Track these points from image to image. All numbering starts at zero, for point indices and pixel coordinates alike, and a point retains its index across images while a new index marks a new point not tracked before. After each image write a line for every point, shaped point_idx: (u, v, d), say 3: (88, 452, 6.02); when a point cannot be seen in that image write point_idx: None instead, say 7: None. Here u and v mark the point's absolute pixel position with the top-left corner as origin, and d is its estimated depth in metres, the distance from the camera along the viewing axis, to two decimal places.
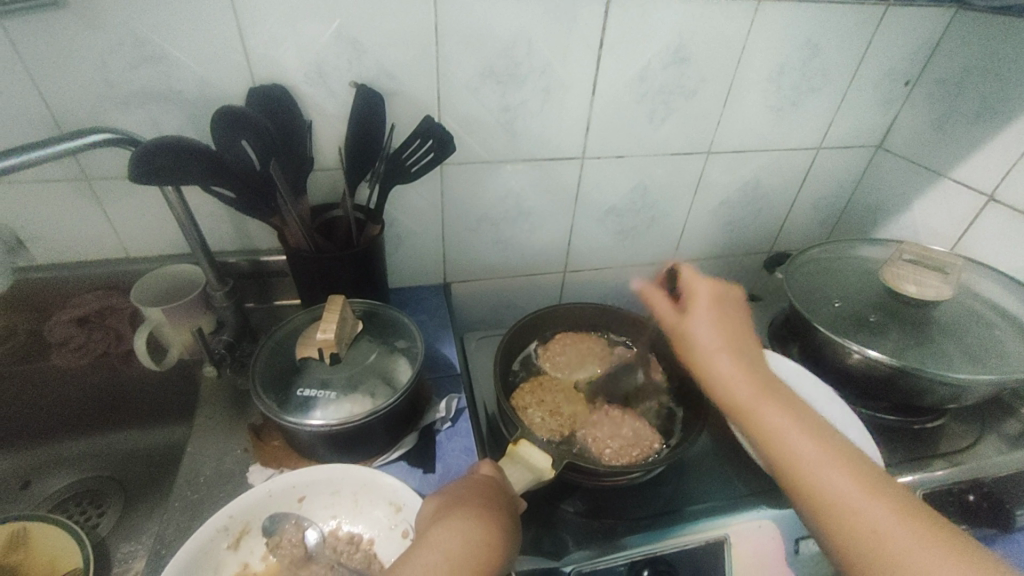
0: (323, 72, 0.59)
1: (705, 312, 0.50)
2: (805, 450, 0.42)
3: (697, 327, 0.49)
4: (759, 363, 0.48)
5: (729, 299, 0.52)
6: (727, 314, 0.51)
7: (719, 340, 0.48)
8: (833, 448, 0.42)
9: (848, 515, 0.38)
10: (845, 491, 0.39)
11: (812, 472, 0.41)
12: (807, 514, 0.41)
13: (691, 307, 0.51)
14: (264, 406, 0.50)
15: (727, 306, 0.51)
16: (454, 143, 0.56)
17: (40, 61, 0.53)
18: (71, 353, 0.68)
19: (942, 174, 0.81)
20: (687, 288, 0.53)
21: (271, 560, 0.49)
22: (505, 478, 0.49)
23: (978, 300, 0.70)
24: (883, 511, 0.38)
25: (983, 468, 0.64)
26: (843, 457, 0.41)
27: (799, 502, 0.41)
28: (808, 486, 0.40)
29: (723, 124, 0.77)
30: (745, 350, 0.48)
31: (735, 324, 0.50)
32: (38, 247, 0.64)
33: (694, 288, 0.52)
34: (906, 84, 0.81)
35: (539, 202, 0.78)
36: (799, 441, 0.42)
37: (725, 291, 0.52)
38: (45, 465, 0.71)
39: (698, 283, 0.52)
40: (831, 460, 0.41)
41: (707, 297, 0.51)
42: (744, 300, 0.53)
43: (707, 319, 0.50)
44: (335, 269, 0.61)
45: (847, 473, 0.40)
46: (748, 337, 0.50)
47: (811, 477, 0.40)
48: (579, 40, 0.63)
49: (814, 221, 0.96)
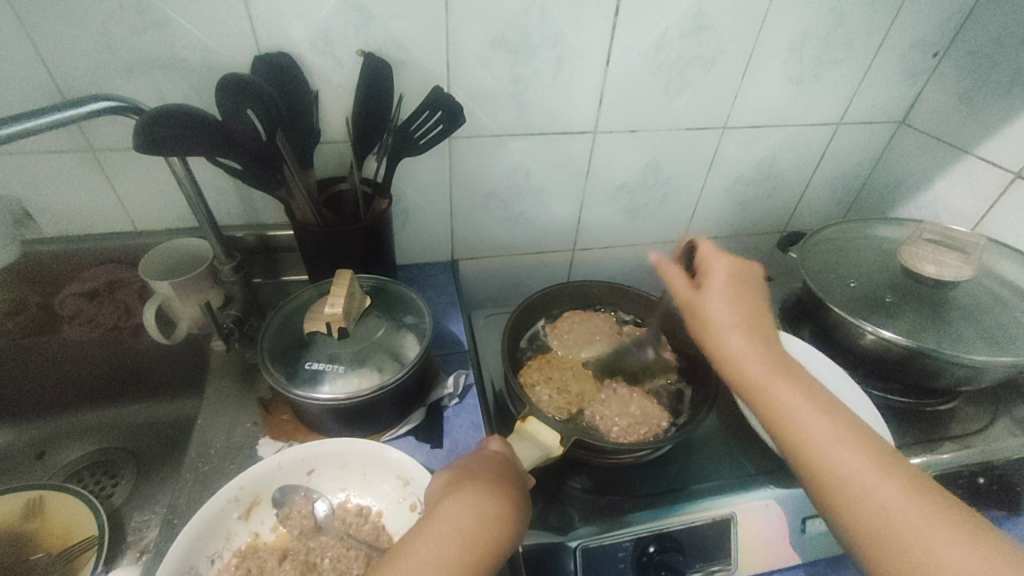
0: (329, 40, 0.58)
1: (722, 287, 0.49)
2: (815, 428, 0.41)
3: (712, 304, 0.48)
4: (772, 341, 0.47)
5: (746, 277, 0.51)
6: (743, 292, 0.50)
7: (734, 316, 0.47)
8: (843, 427, 0.41)
9: (858, 494, 0.38)
10: (856, 469, 0.39)
11: (822, 451, 0.40)
12: (815, 493, 0.40)
13: (707, 283, 0.50)
14: (273, 379, 0.50)
15: (744, 284, 0.50)
16: (464, 116, 0.55)
17: (42, 27, 0.51)
18: (81, 327, 0.69)
19: (967, 150, 0.78)
20: (704, 265, 0.52)
21: (281, 530, 0.50)
22: (515, 454, 0.49)
23: (999, 281, 0.68)
24: (894, 490, 0.37)
25: (995, 451, 0.63)
26: (855, 437, 0.41)
27: (808, 480, 0.41)
28: (818, 463, 0.40)
29: (741, 97, 0.74)
30: (759, 328, 0.47)
31: (751, 302, 0.49)
32: (46, 219, 0.63)
33: (711, 265, 0.51)
34: (934, 56, 0.78)
35: (550, 177, 0.76)
36: (810, 419, 0.42)
37: (743, 269, 0.51)
38: (59, 436, 0.72)
39: (715, 260, 0.51)
40: (842, 439, 0.40)
41: (724, 274, 0.50)
42: (760, 278, 0.52)
43: (724, 295, 0.49)
44: (342, 244, 0.61)
45: (859, 453, 0.40)
46: (763, 315, 0.49)
47: (821, 455, 0.40)
48: (593, 6, 0.61)
49: (830, 200, 0.93)
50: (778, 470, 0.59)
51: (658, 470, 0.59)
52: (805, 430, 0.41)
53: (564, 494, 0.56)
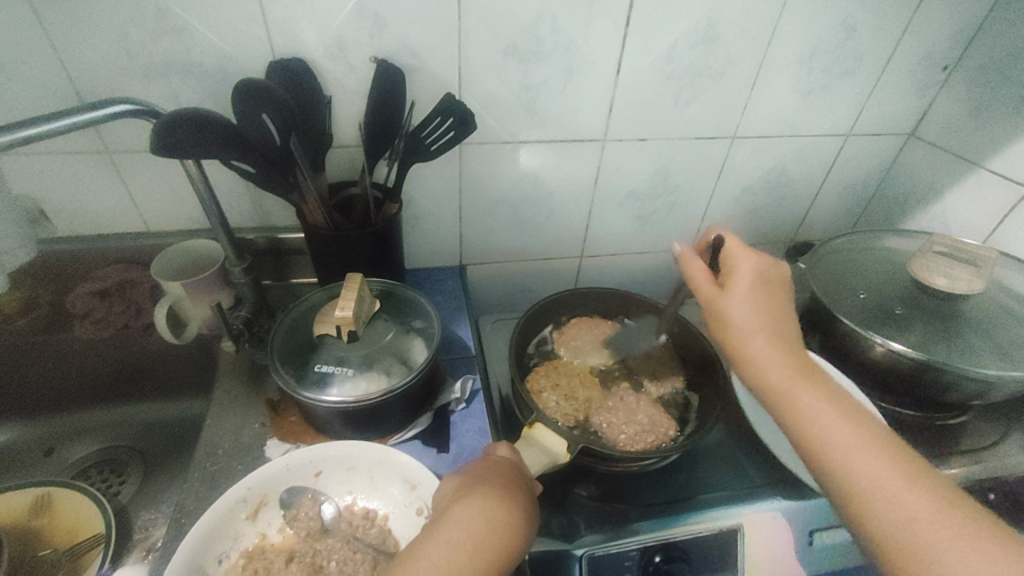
0: (343, 46, 0.58)
1: (747, 288, 0.48)
2: (837, 433, 0.41)
3: (738, 306, 0.48)
4: (796, 348, 0.46)
5: (774, 278, 0.50)
6: (768, 293, 0.49)
7: (757, 320, 0.47)
8: (865, 433, 0.41)
9: (875, 500, 0.38)
10: (877, 475, 0.39)
11: (842, 456, 0.40)
12: (835, 496, 0.40)
13: (731, 283, 0.49)
14: (281, 380, 0.50)
15: (769, 285, 0.49)
16: (476, 122, 0.56)
17: (63, 31, 0.52)
18: (92, 326, 0.68)
19: (978, 163, 0.77)
20: (730, 262, 0.51)
21: (287, 532, 0.50)
22: (522, 460, 0.49)
23: (1009, 295, 0.67)
24: (915, 497, 0.37)
25: (1006, 466, 0.63)
26: (876, 444, 0.40)
27: (828, 484, 0.41)
28: (838, 467, 0.40)
29: (750, 107, 0.74)
30: (783, 332, 0.47)
31: (775, 305, 0.49)
32: (61, 219, 0.64)
33: (737, 263, 0.50)
34: (944, 69, 0.78)
35: (560, 184, 0.77)
36: (831, 423, 0.42)
37: (772, 269, 0.50)
38: (67, 433, 0.73)
39: (742, 260, 0.50)
40: (861, 445, 0.40)
41: (749, 274, 0.49)
42: (787, 280, 0.51)
43: (749, 296, 0.48)
44: (353, 247, 0.61)
45: (879, 460, 0.39)
46: (789, 319, 0.48)
47: (839, 460, 0.40)
48: (605, 15, 0.61)
49: (839, 210, 0.93)
50: (785, 481, 0.59)
51: (664, 479, 0.59)
52: (826, 433, 0.41)
53: (570, 501, 0.56)
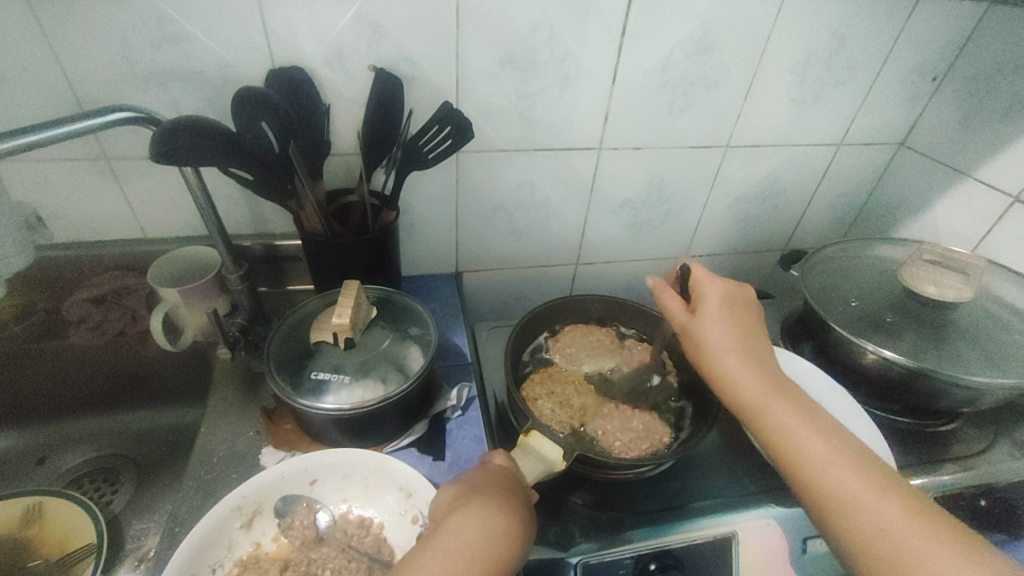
0: (342, 55, 0.59)
1: (716, 312, 0.50)
2: (815, 450, 0.42)
3: (709, 329, 0.49)
4: (769, 366, 0.47)
5: (740, 300, 0.51)
6: (738, 315, 0.50)
7: (730, 342, 0.48)
8: (841, 448, 0.42)
9: (857, 514, 0.38)
10: (856, 489, 0.39)
11: (821, 473, 0.41)
12: (817, 514, 0.41)
13: (701, 307, 0.50)
14: (277, 388, 0.50)
15: (738, 307, 0.51)
16: (473, 130, 0.56)
17: (63, 39, 0.53)
18: (88, 332, 0.68)
19: (966, 173, 0.79)
20: (698, 288, 0.52)
21: (282, 541, 0.49)
22: (518, 468, 0.49)
23: (998, 303, 0.68)
24: (893, 510, 0.38)
25: (996, 473, 0.63)
26: (853, 459, 0.41)
27: (809, 502, 0.41)
28: (818, 484, 0.41)
29: (743, 117, 0.75)
30: (755, 353, 0.48)
31: (745, 325, 0.50)
32: (58, 226, 0.64)
33: (704, 288, 0.52)
34: (933, 80, 0.79)
35: (556, 192, 0.77)
36: (808, 441, 0.42)
37: (738, 292, 0.52)
38: (60, 442, 0.72)
39: (709, 284, 0.52)
40: (839, 460, 0.41)
41: (718, 297, 0.51)
42: (753, 301, 0.52)
43: (719, 319, 0.49)
44: (350, 254, 0.61)
45: (857, 474, 0.40)
46: (759, 338, 0.50)
47: (820, 476, 0.41)
48: (601, 26, 0.62)
49: (831, 219, 0.94)
50: (779, 488, 0.59)
51: (659, 487, 0.60)
52: (804, 451, 0.42)
53: (565, 508, 0.56)
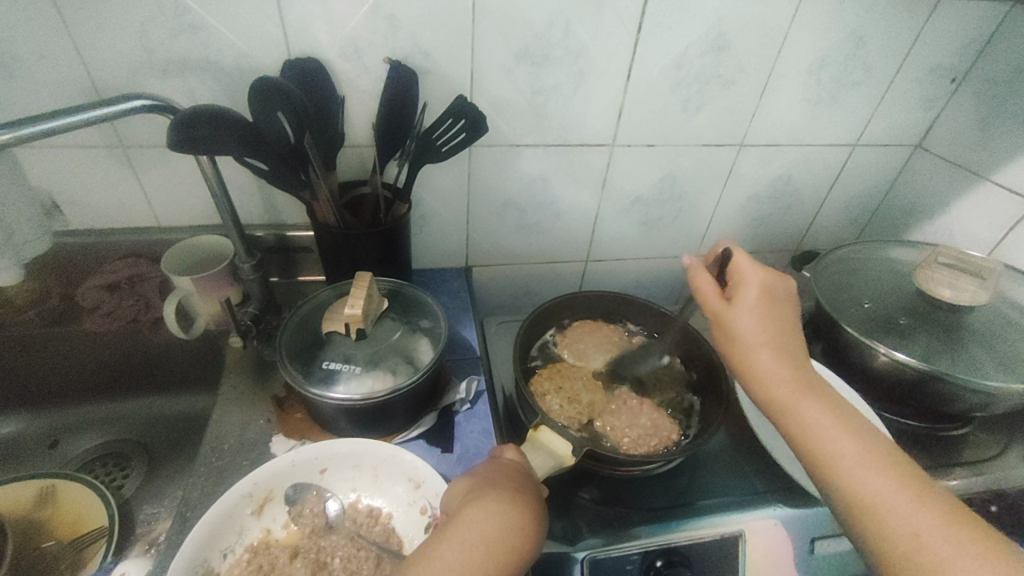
0: (357, 47, 0.59)
1: (753, 303, 0.48)
2: (843, 448, 0.41)
3: (744, 320, 0.48)
4: (802, 362, 0.47)
5: (780, 293, 0.50)
6: (775, 308, 0.49)
7: (763, 335, 0.47)
8: (871, 448, 0.41)
9: (883, 514, 0.38)
10: (884, 491, 0.39)
11: (847, 471, 0.40)
12: (842, 513, 0.41)
13: (738, 297, 0.49)
14: (290, 376, 0.51)
15: (776, 300, 0.49)
16: (487, 124, 0.56)
17: (82, 27, 0.53)
18: (100, 318, 0.68)
19: (984, 176, 0.78)
20: (737, 276, 0.50)
21: (292, 529, 0.50)
22: (529, 463, 0.49)
23: (1013, 308, 0.67)
24: (919, 513, 0.37)
25: (1006, 478, 0.63)
26: (882, 460, 0.41)
27: (833, 499, 0.41)
28: (845, 481, 0.40)
29: (758, 116, 0.75)
30: (789, 347, 0.47)
31: (782, 318, 0.48)
32: (73, 212, 0.65)
33: (743, 278, 0.50)
34: (952, 81, 0.78)
35: (567, 187, 0.77)
36: (838, 438, 0.42)
37: (777, 284, 0.50)
38: (72, 426, 0.73)
39: (749, 275, 0.50)
40: (868, 460, 0.40)
41: (757, 288, 0.49)
42: (794, 294, 0.51)
43: (755, 310, 0.48)
44: (361, 245, 0.62)
45: (884, 475, 0.40)
46: (795, 333, 0.48)
47: (846, 474, 0.40)
48: (616, 23, 0.62)
49: (844, 220, 0.94)
50: (787, 488, 0.59)
51: (666, 483, 0.60)
52: (832, 448, 0.42)
53: (572, 505, 0.56)
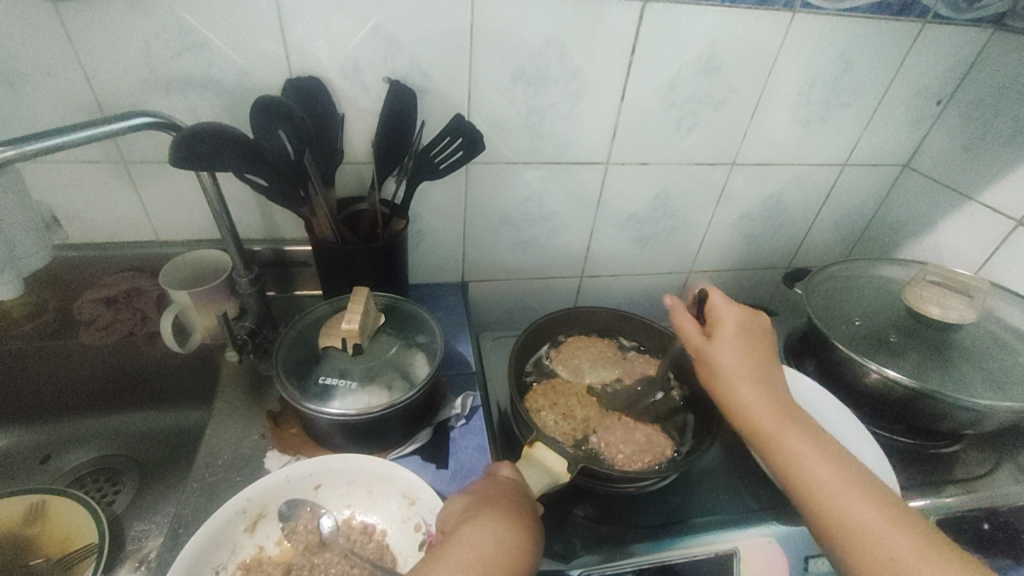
0: (358, 67, 0.60)
1: (731, 338, 0.50)
2: (825, 479, 0.42)
3: (724, 355, 0.49)
4: (780, 395, 0.48)
5: (755, 328, 0.51)
6: (752, 343, 0.50)
7: (743, 370, 0.48)
8: (852, 478, 0.42)
9: (870, 544, 0.39)
10: (869, 522, 0.40)
11: (833, 503, 0.41)
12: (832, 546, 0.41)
13: (716, 332, 0.51)
14: (286, 392, 0.51)
15: (753, 334, 0.51)
16: (484, 142, 0.57)
17: (88, 46, 0.54)
18: (98, 332, 0.69)
19: (971, 196, 0.79)
20: (715, 312, 0.52)
21: (285, 545, 0.50)
22: (524, 479, 0.49)
23: (1002, 326, 0.68)
24: (901, 541, 0.38)
25: (999, 497, 0.63)
26: (864, 489, 0.42)
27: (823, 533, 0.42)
28: (833, 514, 0.41)
29: (749, 136, 0.76)
30: (768, 381, 0.48)
31: (759, 352, 0.50)
32: (72, 226, 0.65)
33: (722, 313, 0.51)
34: (938, 103, 0.80)
35: (562, 204, 0.78)
36: (820, 470, 0.43)
37: (752, 319, 0.52)
38: (63, 441, 0.73)
39: (727, 311, 0.51)
40: (850, 490, 0.41)
41: (733, 324, 0.50)
42: (769, 328, 0.52)
43: (733, 345, 0.49)
44: (359, 261, 0.62)
45: (868, 505, 0.40)
46: (771, 367, 0.50)
47: (832, 506, 0.41)
48: (612, 44, 0.64)
49: (835, 238, 0.95)
50: (781, 506, 0.59)
51: (660, 500, 0.60)
52: (817, 480, 0.43)
53: (567, 522, 0.56)
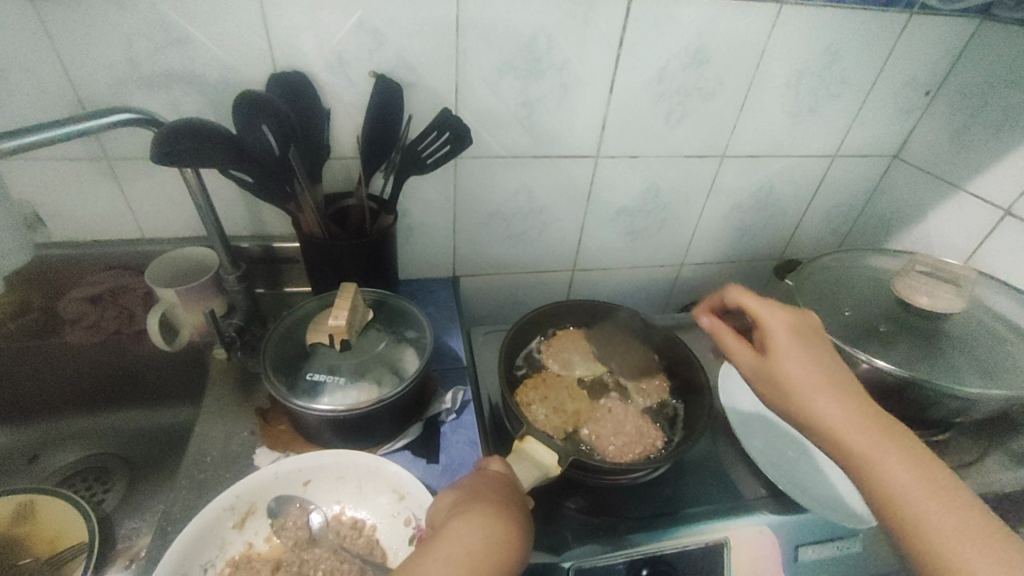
0: (343, 61, 0.60)
1: (789, 345, 0.47)
2: (902, 479, 0.39)
3: (792, 363, 0.46)
4: (859, 397, 0.44)
5: (807, 329, 0.49)
6: (810, 344, 0.47)
7: (815, 377, 0.45)
8: (931, 481, 0.39)
9: (948, 553, 0.36)
10: (949, 529, 0.37)
11: (911, 506, 0.38)
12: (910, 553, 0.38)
13: (771, 343, 0.48)
14: (274, 389, 0.51)
15: (808, 337, 0.48)
16: (471, 136, 0.57)
17: (68, 41, 0.53)
18: (84, 331, 0.68)
19: (959, 186, 0.80)
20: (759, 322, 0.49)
21: (274, 541, 0.49)
22: (515, 473, 0.49)
23: (990, 315, 0.69)
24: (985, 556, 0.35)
25: (985, 483, 0.64)
26: (948, 497, 0.38)
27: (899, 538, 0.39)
28: (908, 517, 0.38)
29: (738, 129, 0.76)
30: (842, 385, 0.45)
31: (822, 353, 0.47)
32: (56, 225, 0.65)
33: (768, 322, 0.49)
34: (927, 94, 0.80)
35: (552, 198, 0.78)
36: (896, 469, 0.40)
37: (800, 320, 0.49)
38: (50, 441, 0.72)
39: (771, 316, 0.49)
40: (929, 495, 0.38)
41: (784, 329, 0.48)
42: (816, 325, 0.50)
43: (793, 352, 0.46)
44: (346, 256, 0.62)
45: (951, 515, 0.37)
46: (842, 369, 0.46)
47: (910, 509, 0.38)
48: (600, 36, 0.63)
49: (825, 230, 0.96)
50: (770, 495, 0.60)
51: (651, 491, 0.60)
52: (892, 478, 0.40)
53: (557, 514, 0.56)
